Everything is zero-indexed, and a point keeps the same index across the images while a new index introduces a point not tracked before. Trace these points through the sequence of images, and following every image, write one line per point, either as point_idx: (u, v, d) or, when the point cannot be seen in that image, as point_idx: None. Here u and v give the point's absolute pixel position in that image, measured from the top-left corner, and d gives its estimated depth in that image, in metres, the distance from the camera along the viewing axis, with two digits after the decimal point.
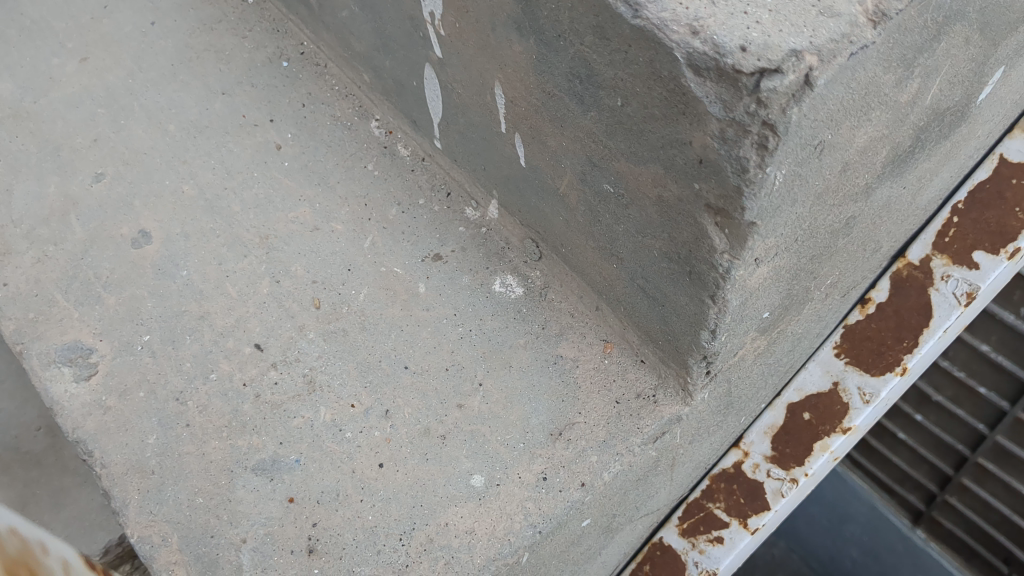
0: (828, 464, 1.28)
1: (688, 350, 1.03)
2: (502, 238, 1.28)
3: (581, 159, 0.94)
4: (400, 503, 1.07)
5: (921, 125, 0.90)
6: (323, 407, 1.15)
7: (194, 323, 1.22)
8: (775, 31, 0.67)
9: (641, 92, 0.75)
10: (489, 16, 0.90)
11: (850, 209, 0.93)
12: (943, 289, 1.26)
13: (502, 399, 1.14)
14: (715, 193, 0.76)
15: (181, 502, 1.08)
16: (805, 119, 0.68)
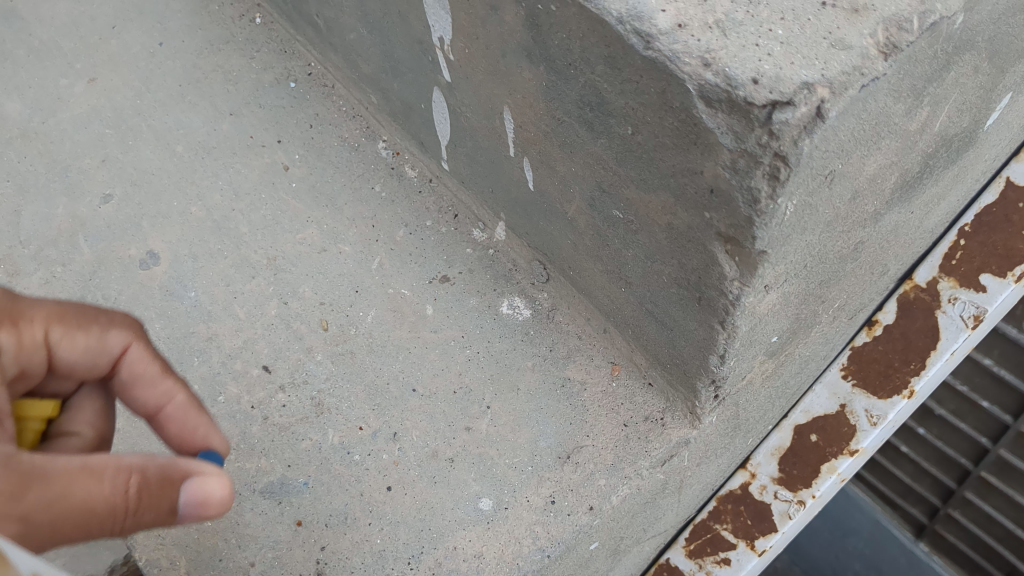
0: (836, 485, 1.26)
1: (697, 374, 1.03)
2: (509, 259, 1.28)
3: (590, 185, 0.95)
4: (408, 527, 1.07)
5: (929, 151, 0.91)
6: (331, 429, 1.15)
7: (202, 344, 1.23)
8: (787, 63, 0.66)
9: (652, 121, 0.75)
10: (500, 43, 0.90)
11: (859, 235, 0.93)
12: (950, 311, 1.27)
13: (511, 422, 1.14)
14: (726, 223, 0.77)
15: (189, 525, 1.09)
16: (815, 151, 0.68)
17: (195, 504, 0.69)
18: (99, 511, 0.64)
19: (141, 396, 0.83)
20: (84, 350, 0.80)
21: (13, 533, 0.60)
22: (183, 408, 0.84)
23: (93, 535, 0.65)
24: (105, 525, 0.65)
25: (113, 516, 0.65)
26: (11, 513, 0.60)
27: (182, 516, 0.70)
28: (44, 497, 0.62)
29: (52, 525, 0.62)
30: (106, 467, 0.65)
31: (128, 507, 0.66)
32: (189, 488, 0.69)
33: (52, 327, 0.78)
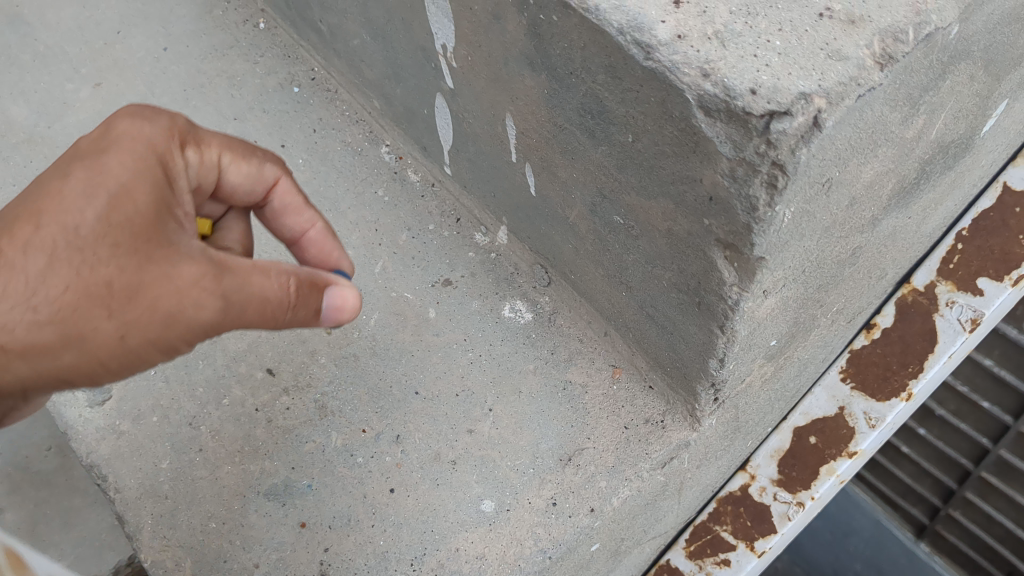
0: (835, 487, 1.27)
1: (697, 377, 1.04)
2: (511, 263, 1.29)
3: (591, 191, 0.96)
4: (411, 528, 1.08)
5: (926, 158, 0.92)
6: (335, 432, 1.16)
7: (207, 348, 1.25)
8: (784, 74, 0.67)
9: (652, 129, 0.77)
10: (502, 51, 0.92)
11: (856, 240, 0.94)
12: (947, 315, 1.28)
13: (513, 425, 1.15)
14: (725, 230, 0.78)
15: (194, 526, 1.10)
16: (812, 159, 0.69)
17: (331, 308, 0.87)
18: (271, 304, 0.79)
19: (290, 221, 1.01)
20: (247, 174, 0.94)
21: (214, 310, 0.76)
22: (321, 234, 1.03)
23: (266, 321, 0.80)
24: (276, 313, 0.80)
25: (282, 306, 0.80)
26: (205, 297, 0.75)
27: (323, 317, 0.88)
28: (235, 285, 0.77)
29: (233, 309, 0.77)
30: (273, 269, 0.80)
31: (290, 301, 0.81)
32: (331, 294, 0.87)
33: (224, 153, 0.92)
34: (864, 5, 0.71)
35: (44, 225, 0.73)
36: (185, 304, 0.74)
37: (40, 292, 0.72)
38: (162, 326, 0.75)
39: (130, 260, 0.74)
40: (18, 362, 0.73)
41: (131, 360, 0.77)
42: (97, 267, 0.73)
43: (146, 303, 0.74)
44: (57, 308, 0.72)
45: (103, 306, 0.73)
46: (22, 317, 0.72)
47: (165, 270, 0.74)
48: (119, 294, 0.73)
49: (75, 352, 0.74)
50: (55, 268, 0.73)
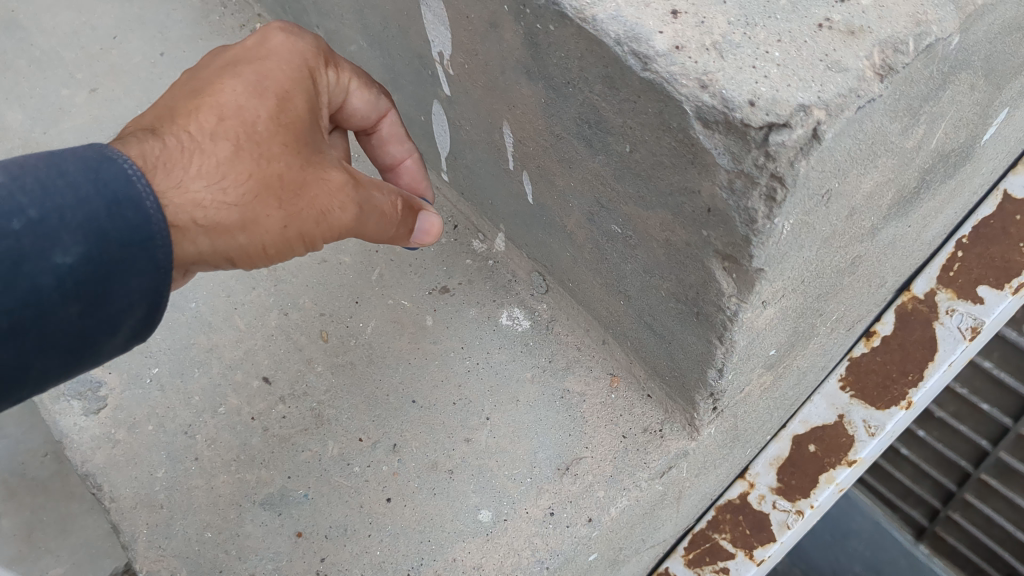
0: (834, 496, 1.26)
1: (696, 387, 1.04)
2: (508, 271, 1.29)
3: (590, 200, 0.95)
4: (408, 538, 1.08)
5: (926, 167, 0.91)
6: (331, 441, 1.16)
7: (203, 355, 1.24)
8: (783, 86, 0.66)
9: (650, 140, 0.76)
10: (499, 60, 0.91)
11: (856, 249, 0.94)
12: (947, 323, 1.27)
13: (510, 433, 1.14)
14: (723, 241, 0.77)
15: (190, 536, 1.10)
16: (812, 171, 0.69)
17: (423, 232, 1.05)
18: (390, 217, 0.98)
19: (392, 151, 1.17)
20: (369, 102, 1.08)
21: (352, 216, 0.92)
22: (413, 167, 1.19)
23: (378, 233, 0.98)
24: (392, 226, 0.99)
25: (397, 219, 0.99)
26: (349, 201, 0.91)
27: (411, 239, 1.05)
28: (366, 197, 0.93)
29: (368, 215, 0.94)
30: (385, 188, 0.98)
31: (397, 220, 0.99)
32: (421, 219, 1.04)
33: (354, 81, 1.04)
34: (864, 16, 0.70)
35: (227, 121, 0.85)
36: (334, 205, 0.90)
37: (229, 177, 0.83)
38: (314, 220, 0.89)
39: (294, 161, 0.87)
40: (201, 238, 0.83)
41: (279, 250, 0.89)
42: (272, 162, 0.86)
43: (308, 198, 0.88)
44: (242, 193, 0.84)
45: (275, 197, 0.86)
46: (214, 198, 0.82)
47: (319, 176, 0.89)
48: (287, 189, 0.87)
49: (249, 235, 0.85)
50: (240, 158, 0.84)
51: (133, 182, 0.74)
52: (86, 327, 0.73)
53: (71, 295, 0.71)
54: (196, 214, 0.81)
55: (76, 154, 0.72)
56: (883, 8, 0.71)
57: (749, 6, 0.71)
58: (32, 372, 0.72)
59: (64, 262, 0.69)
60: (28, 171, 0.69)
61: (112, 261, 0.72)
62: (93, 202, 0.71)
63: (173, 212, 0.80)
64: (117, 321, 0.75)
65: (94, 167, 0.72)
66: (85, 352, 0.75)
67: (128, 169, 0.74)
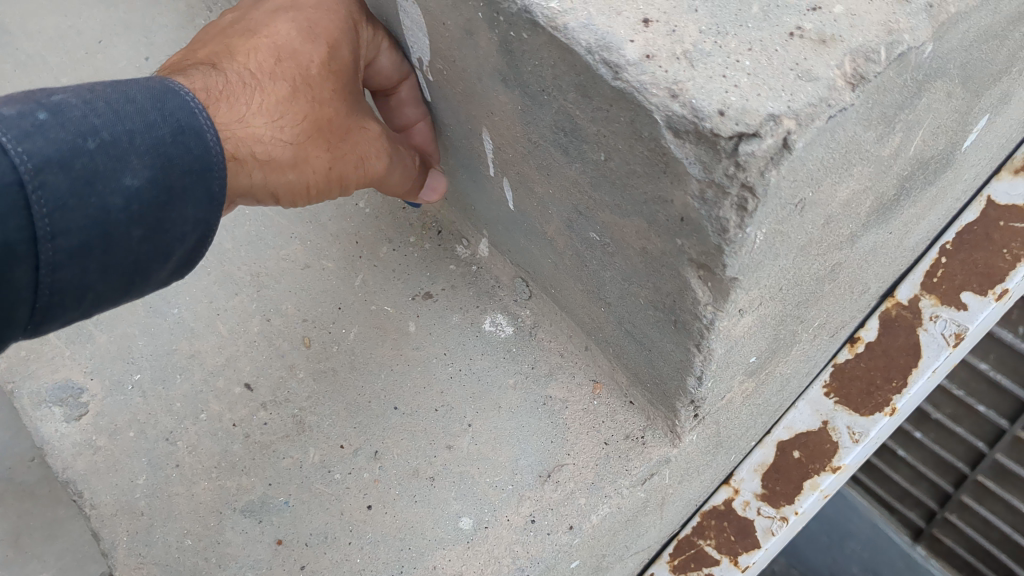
0: (818, 502, 1.26)
1: (676, 394, 1.03)
2: (492, 276, 1.28)
3: (568, 207, 0.95)
4: (388, 546, 1.08)
5: (905, 174, 0.91)
6: (312, 448, 1.15)
7: (185, 361, 1.24)
8: (753, 95, 0.65)
9: (622, 148, 0.76)
10: (476, 66, 0.90)
11: (836, 256, 0.93)
12: (931, 329, 1.26)
13: (491, 440, 1.14)
14: (697, 250, 0.77)
15: (170, 543, 1.10)
16: (783, 180, 0.68)
17: (431, 191, 1.21)
18: (409, 169, 1.13)
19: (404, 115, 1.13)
20: (397, 62, 1.06)
21: (379, 164, 1.06)
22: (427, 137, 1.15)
23: (394, 183, 1.13)
24: (409, 179, 1.15)
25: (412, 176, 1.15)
26: (380, 150, 1.06)
27: (420, 197, 1.21)
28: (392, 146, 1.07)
29: (392, 165, 1.09)
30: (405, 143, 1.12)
31: (412, 173, 1.14)
32: (432, 178, 1.20)
33: (386, 40, 1.04)
34: (835, 24, 0.70)
35: (285, 63, 0.95)
36: (369, 152, 1.05)
37: (286, 116, 0.95)
38: (351, 165, 1.04)
39: (341, 108, 1.00)
40: (256, 171, 0.94)
41: (319, 188, 1.03)
42: (323, 107, 0.98)
43: (349, 142, 1.03)
44: (295, 133, 0.96)
45: (323, 138, 0.99)
46: (273, 134, 0.94)
47: (360, 124, 1.03)
48: (333, 133, 1.00)
49: (297, 171, 0.98)
50: (296, 99, 0.95)
51: (196, 114, 0.84)
52: (145, 252, 0.82)
53: (135, 218, 0.79)
54: (256, 148, 0.93)
55: (144, 87, 0.82)
56: (855, 17, 0.70)
57: (721, 15, 0.71)
58: (89, 296, 0.81)
59: (132, 184, 0.78)
60: (102, 99, 0.79)
61: (174, 186, 0.81)
62: (161, 129, 0.80)
63: (238, 143, 0.91)
64: (170, 251, 0.84)
65: (160, 98, 0.82)
66: (136, 279, 0.84)
67: (191, 102, 0.84)
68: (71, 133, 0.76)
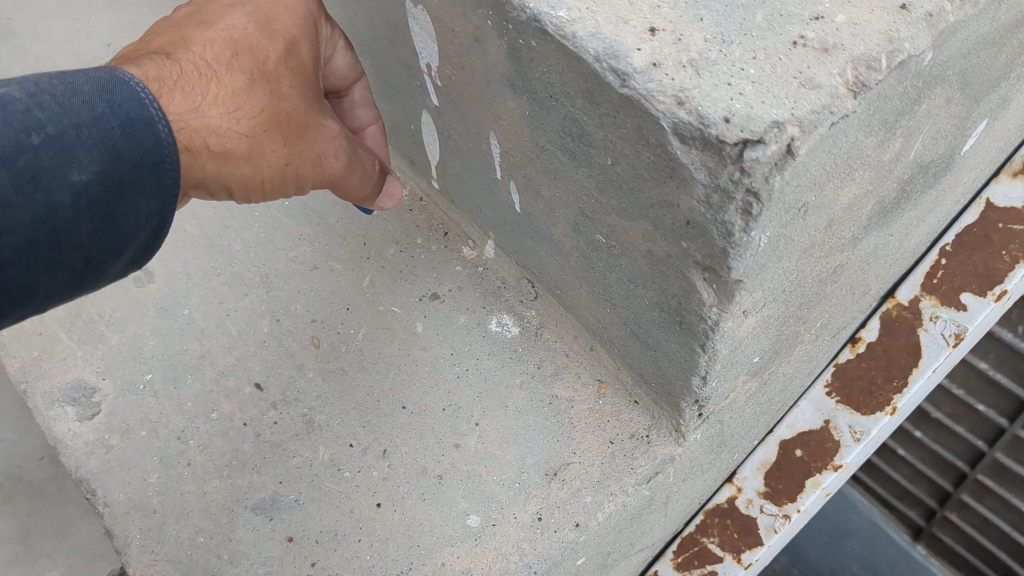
0: (820, 500, 1.28)
1: (681, 394, 1.05)
2: (498, 277, 1.30)
3: (574, 210, 0.97)
4: (398, 543, 1.09)
5: (905, 178, 0.92)
6: (322, 446, 1.17)
7: (195, 362, 1.25)
8: (758, 103, 0.67)
9: (630, 154, 0.77)
10: (485, 72, 0.92)
11: (837, 259, 0.95)
12: (931, 330, 1.29)
13: (498, 439, 1.16)
14: (702, 253, 0.79)
15: (182, 540, 1.11)
16: (787, 185, 0.70)
17: (387, 198, 1.19)
18: (369, 173, 1.11)
19: (358, 115, 1.22)
20: (350, 63, 1.12)
21: (338, 163, 1.04)
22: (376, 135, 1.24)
23: (351, 185, 1.10)
24: (366, 183, 1.12)
25: (371, 178, 1.13)
26: (338, 149, 1.03)
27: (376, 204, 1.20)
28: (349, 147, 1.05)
29: (350, 167, 1.07)
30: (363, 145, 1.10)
31: (371, 175, 1.12)
32: (389, 184, 1.19)
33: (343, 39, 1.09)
34: (837, 33, 0.71)
35: (242, 56, 0.94)
36: (328, 151, 1.02)
37: (242, 108, 0.92)
38: (311, 163, 1.00)
39: (299, 104, 0.98)
40: (210, 163, 0.91)
41: (273, 186, 0.99)
42: (280, 101, 0.96)
43: (308, 139, 0.99)
44: (252, 126, 0.93)
45: (280, 133, 0.96)
46: (228, 125, 0.91)
47: (317, 123, 1.00)
48: (290, 128, 0.97)
49: (252, 166, 0.95)
50: (253, 91, 0.93)
51: (146, 105, 0.80)
52: (96, 247, 0.79)
53: (85, 212, 0.77)
54: (210, 139, 0.90)
55: (90, 77, 0.79)
56: (856, 26, 0.72)
57: (726, 24, 0.73)
58: (40, 294, 0.78)
59: (80, 178, 0.76)
60: (46, 90, 0.76)
61: (123, 180, 0.78)
62: (108, 122, 0.77)
63: (192, 134, 0.88)
64: (123, 246, 0.82)
65: (109, 89, 0.78)
66: (89, 274, 0.81)
67: (141, 92, 0.80)
68: (13, 127, 0.73)
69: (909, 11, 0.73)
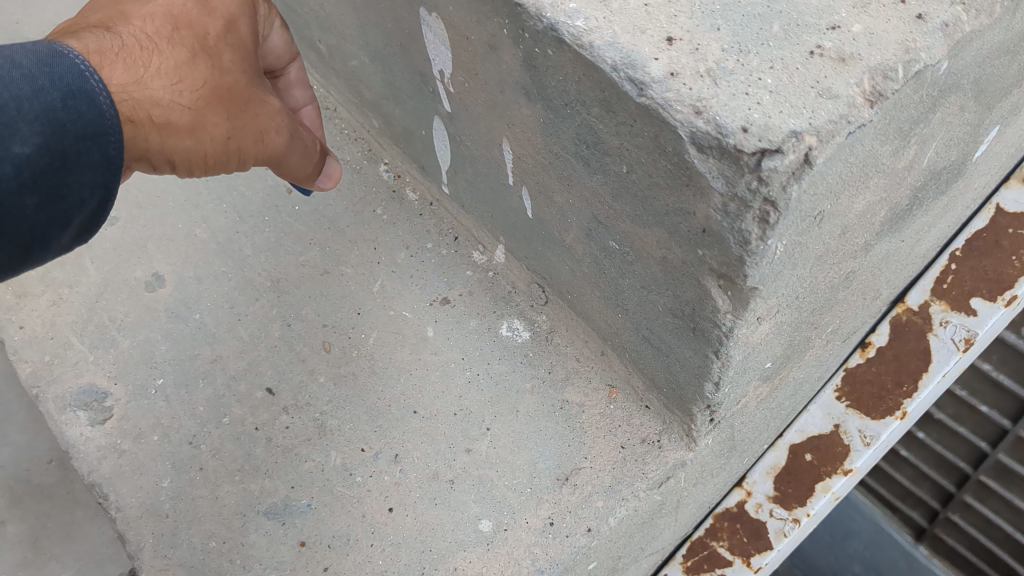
0: (830, 504, 1.27)
1: (692, 399, 1.05)
2: (508, 281, 1.30)
3: (587, 217, 0.97)
4: (409, 548, 1.09)
5: (918, 186, 0.93)
6: (334, 451, 1.17)
7: (207, 366, 1.26)
8: (776, 112, 0.68)
9: (645, 162, 0.78)
10: (499, 80, 0.92)
11: (850, 265, 0.95)
12: (942, 334, 1.29)
13: (510, 444, 1.16)
14: (718, 260, 0.79)
15: (194, 545, 1.12)
16: (804, 194, 0.70)
17: (328, 178, 1.16)
18: (311, 153, 1.08)
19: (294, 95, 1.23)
20: (286, 44, 1.14)
21: (282, 141, 1.01)
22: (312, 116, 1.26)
23: (293, 165, 1.07)
24: (310, 163, 1.10)
25: (314, 157, 1.11)
26: (282, 126, 1.01)
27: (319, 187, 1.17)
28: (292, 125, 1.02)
29: (294, 144, 1.04)
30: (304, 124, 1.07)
31: (313, 155, 1.09)
32: (328, 164, 1.16)
33: (277, 20, 1.10)
34: (854, 43, 0.72)
35: (181, 30, 0.91)
36: (273, 128, 0.99)
37: (184, 80, 0.90)
38: (254, 139, 0.98)
39: (241, 79, 0.96)
40: (154, 136, 0.89)
41: (218, 163, 0.97)
42: (222, 75, 0.93)
43: (251, 115, 0.96)
44: (194, 100, 0.90)
45: (223, 107, 0.93)
46: (170, 98, 0.89)
47: (260, 99, 0.98)
48: (233, 103, 0.94)
49: (196, 140, 0.92)
50: (195, 64, 0.91)
51: (86, 77, 0.79)
52: (41, 220, 0.79)
53: (29, 186, 0.76)
54: (154, 111, 0.88)
55: (28, 49, 0.77)
56: (872, 36, 0.72)
57: (743, 34, 0.73)
58: None
59: (22, 152, 0.75)
60: None
61: (67, 153, 0.77)
62: (49, 94, 0.76)
63: (135, 105, 0.86)
64: (69, 218, 0.81)
65: (48, 61, 0.77)
66: (35, 246, 0.81)
67: (80, 64, 0.79)
68: None
69: (925, 21, 0.74)
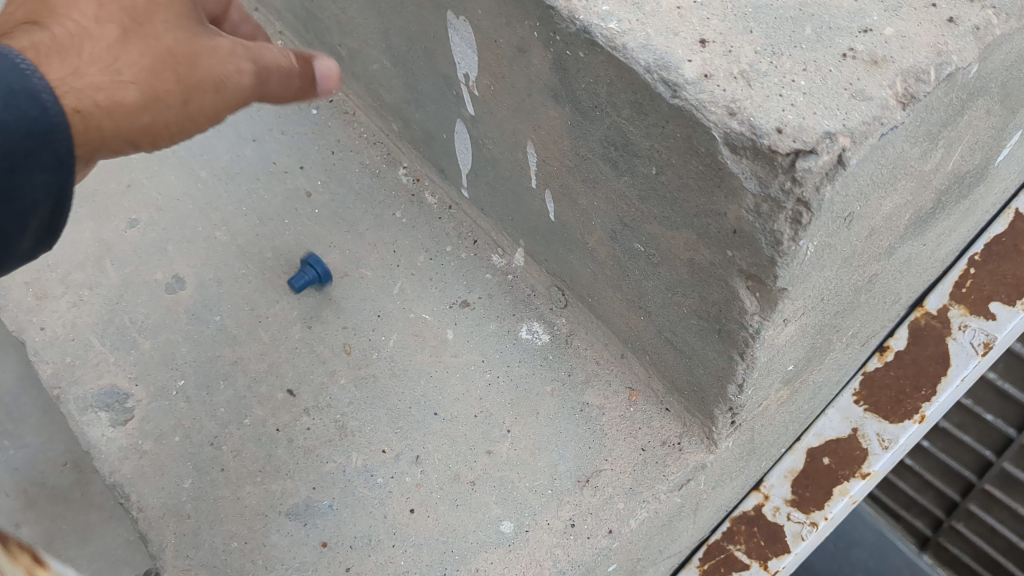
0: (848, 508, 1.28)
1: (715, 402, 1.06)
2: (528, 285, 1.31)
3: (613, 219, 0.98)
4: (431, 549, 1.10)
5: (942, 189, 0.94)
6: (356, 452, 1.18)
7: (228, 368, 1.26)
8: (810, 114, 0.68)
9: (676, 163, 0.78)
10: (526, 82, 0.93)
11: (873, 267, 0.96)
12: (960, 339, 1.30)
13: (531, 446, 1.16)
14: (748, 261, 0.79)
15: (217, 545, 1.12)
16: (836, 196, 0.71)
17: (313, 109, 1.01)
18: (293, 74, 0.92)
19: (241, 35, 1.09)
20: None
21: (245, 79, 0.86)
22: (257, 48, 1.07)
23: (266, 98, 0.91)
24: (290, 87, 0.92)
25: (297, 84, 0.93)
26: (238, 63, 0.86)
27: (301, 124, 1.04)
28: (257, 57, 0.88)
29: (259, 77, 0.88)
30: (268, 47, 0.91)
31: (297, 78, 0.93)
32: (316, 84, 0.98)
33: None
34: (886, 46, 0.73)
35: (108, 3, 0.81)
36: (229, 68, 0.85)
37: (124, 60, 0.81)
38: (210, 89, 0.84)
39: (184, 32, 0.83)
40: (107, 123, 0.80)
41: (180, 128, 0.85)
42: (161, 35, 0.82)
43: (202, 65, 0.83)
44: (139, 75, 0.81)
45: (170, 69, 0.82)
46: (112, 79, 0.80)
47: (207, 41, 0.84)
48: (179, 58, 0.82)
49: (153, 113, 0.82)
50: (130, 39, 0.81)
51: (26, 75, 0.72)
52: None
53: None
54: (98, 97, 0.79)
55: None
56: (904, 39, 0.73)
57: (775, 36, 0.74)
58: None
59: None
60: None
61: (14, 154, 0.70)
62: None
63: (77, 96, 0.78)
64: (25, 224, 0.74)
65: None
66: None
67: (18, 62, 0.72)
68: None
69: (956, 24, 0.75)
